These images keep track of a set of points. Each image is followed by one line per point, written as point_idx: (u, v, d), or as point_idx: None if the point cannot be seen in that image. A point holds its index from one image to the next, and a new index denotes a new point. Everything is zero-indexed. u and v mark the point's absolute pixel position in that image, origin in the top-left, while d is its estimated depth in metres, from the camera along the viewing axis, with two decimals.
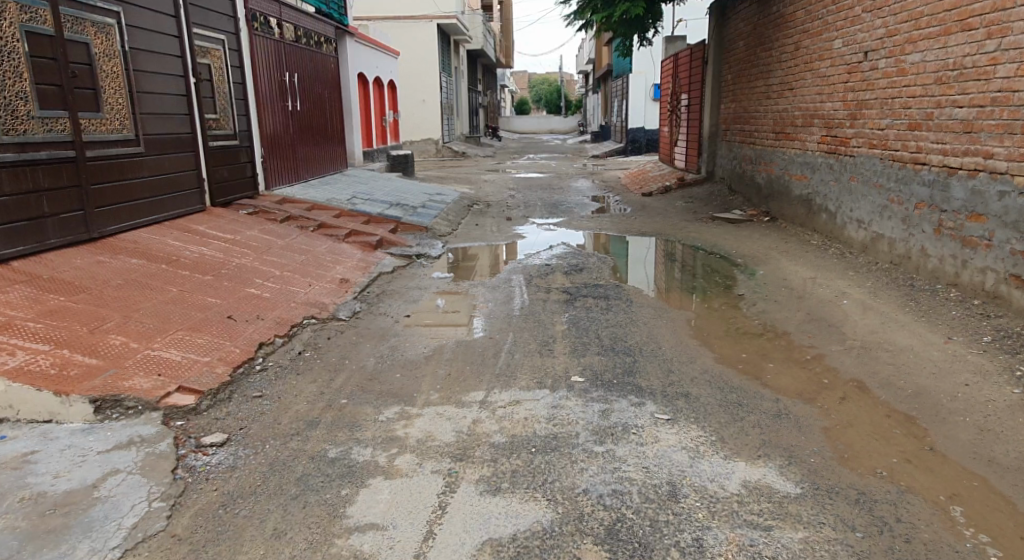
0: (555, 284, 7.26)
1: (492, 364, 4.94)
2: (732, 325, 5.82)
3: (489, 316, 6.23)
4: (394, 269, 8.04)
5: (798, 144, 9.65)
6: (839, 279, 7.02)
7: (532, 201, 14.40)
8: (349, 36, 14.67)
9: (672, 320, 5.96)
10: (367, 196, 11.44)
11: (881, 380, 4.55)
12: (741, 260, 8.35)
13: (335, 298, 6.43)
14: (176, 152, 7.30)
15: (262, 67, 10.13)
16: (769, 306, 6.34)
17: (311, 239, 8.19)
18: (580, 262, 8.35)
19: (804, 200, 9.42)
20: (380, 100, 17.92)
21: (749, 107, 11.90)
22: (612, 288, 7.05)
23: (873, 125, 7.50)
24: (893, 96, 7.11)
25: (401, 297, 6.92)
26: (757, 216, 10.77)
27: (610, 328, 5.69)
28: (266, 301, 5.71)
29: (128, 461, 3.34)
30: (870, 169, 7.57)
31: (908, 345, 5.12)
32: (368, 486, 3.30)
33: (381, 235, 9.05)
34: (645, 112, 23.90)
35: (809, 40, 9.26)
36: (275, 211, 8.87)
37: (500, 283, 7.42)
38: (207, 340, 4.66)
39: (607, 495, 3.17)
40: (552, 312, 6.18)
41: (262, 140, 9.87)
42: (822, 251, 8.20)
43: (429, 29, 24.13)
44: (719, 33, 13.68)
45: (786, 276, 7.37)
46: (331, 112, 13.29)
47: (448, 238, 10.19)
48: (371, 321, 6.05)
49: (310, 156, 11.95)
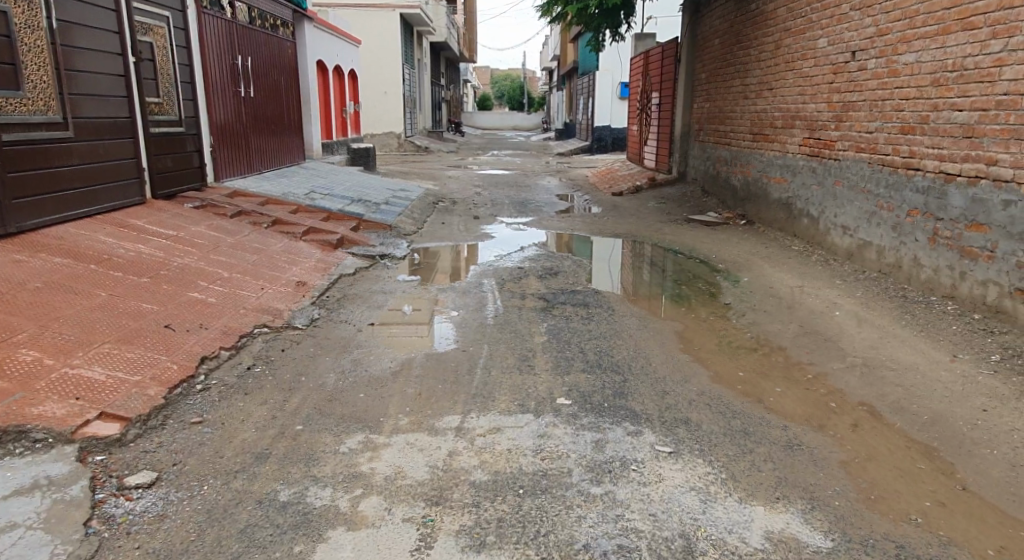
0: (530, 289, 6.81)
1: (467, 384, 4.46)
2: (723, 339, 5.43)
3: (460, 325, 5.73)
4: (356, 271, 7.49)
5: (777, 146, 9.33)
6: (827, 288, 6.69)
7: (498, 199, 13.92)
8: (306, 21, 13.96)
9: (657, 332, 5.54)
10: (326, 191, 10.82)
11: (891, 404, 4.16)
12: (721, 265, 8.00)
13: (290, 304, 5.87)
14: (110, 138, 6.68)
15: (212, 49, 9.43)
16: (758, 317, 5.97)
17: (264, 238, 7.58)
18: (553, 264, 7.91)
19: (783, 204, 9.12)
20: (340, 90, 17.24)
21: (724, 107, 11.58)
22: (591, 295, 6.61)
23: (860, 128, 7.18)
24: (883, 99, 6.78)
25: (363, 302, 6.38)
26: (733, 219, 10.46)
27: (593, 341, 5.24)
28: (209, 309, 5.19)
29: (29, 512, 2.77)
30: (857, 173, 7.25)
31: (912, 362, 4.77)
32: (328, 540, 2.79)
33: (341, 233, 8.47)
34: (611, 110, 23.62)
35: (791, 39, 8.93)
36: (226, 205, 8.24)
37: (470, 287, 6.92)
38: (138, 355, 4.12)
39: (612, 553, 2.76)
40: (528, 322, 5.72)
41: (209, 129, 9.17)
42: (804, 257, 7.88)
43: (392, 18, 23.40)
44: (693, 30, 13.34)
45: (771, 283, 7.02)
46: (288, 101, 12.59)
47: (413, 237, 9.64)
48: (330, 330, 5.51)
49: (263, 147, 11.26)
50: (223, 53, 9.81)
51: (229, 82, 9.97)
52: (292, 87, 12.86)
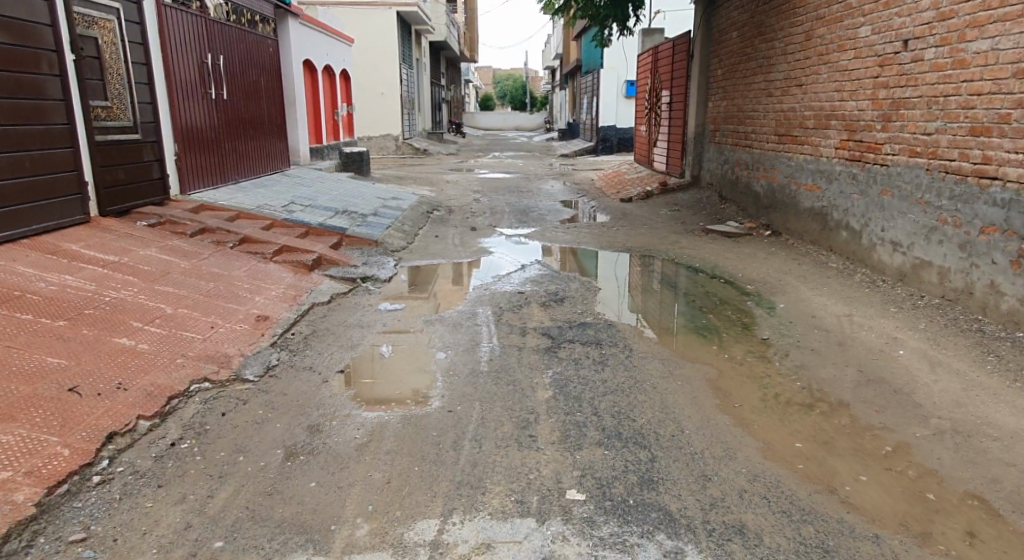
0: (530, 321, 5.84)
1: (451, 465, 3.49)
2: (767, 389, 4.45)
3: (448, 372, 4.76)
4: (332, 298, 6.52)
5: (809, 149, 8.32)
6: (881, 318, 5.69)
7: (498, 207, 12.93)
8: (290, 17, 12.97)
9: (686, 381, 4.57)
10: (308, 202, 9.84)
11: (1009, 498, 3.19)
12: (751, 286, 7.00)
13: (244, 346, 4.90)
14: (43, 147, 5.90)
15: (175, 46, 8.46)
16: (806, 358, 4.98)
17: (227, 261, 6.62)
18: (558, 288, 6.93)
19: (816, 215, 8.12)
20: (331, 92, 16.30)
21: (744, 105, 10.58)
22: (603, 329, 5.63)
23: (915, 128, 6.18)
24: (946, 94, 5.79)
25: (335, 341, 5.41)
26: (756, 229, 9.47)
27: (608, 398, 4.26)
28: (140, 360, 4.23)
29: None
30: (911, 181, 6.24)
31: (1017, 428, 3.80)
32: None
33: (319, 251, 7.50)
34: (616, 110, 22.65)
35: (825, 29, 7.93)
36: (187, 222, 7.27)
37: (462, 320, 5.93)
38: (17, 437, 3.19)
39: None
40: (529, 369, 4.75)
41: (172, 135, 8.21)
42: (846, 277, 6.88)
43: (389, 17, 22.46)
44: (708, 23, 12.35)
45: (814, 311, 6.02)
46: (269, 103, 11.60)
47: (401, 254, 8.65)
48: (288, 382, 4.53)
49: (239, 153, 10.27)
50: (189, 51, 8.83)
51: (197, 83, 8.99)
52: (274, 87, 11.87)
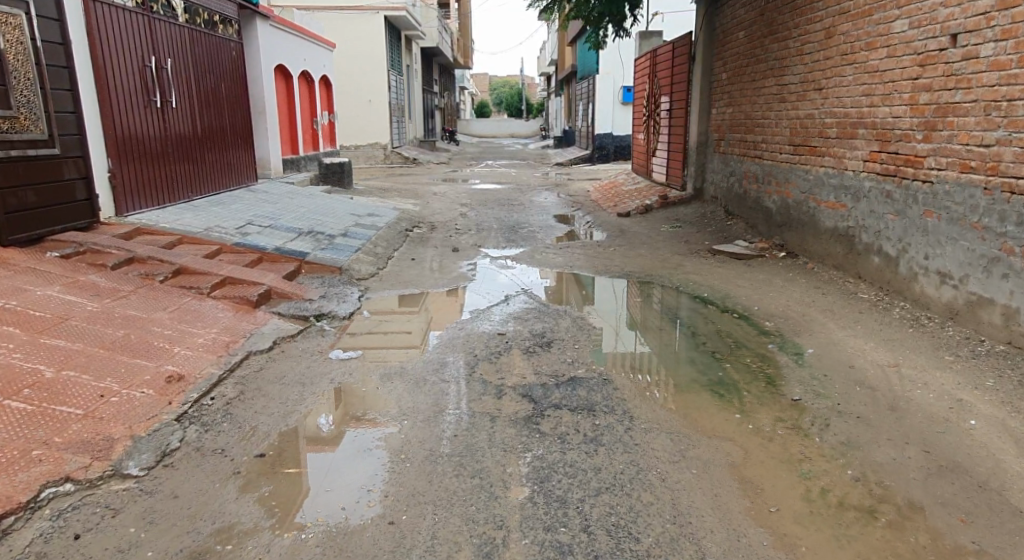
0: (509, 375, 4.80)
1: None
2: (810, 480, 3.42)
3: (398, 456, 3.68)
4: (276, 342, 5.46)
5: (831, 160, 7.30)
6: (936, 370, 4.70)
7: (485, 223, 11.87)
8: (257, 19, 11.89)
9: (705, 467, 3.54)
10: (268, 222, 8.79)
11: None
12: (771, 323, 5.95)
13: (138, 420, 3.80)
14: None
15: (111, 47, 7.43)
16: (851, 430, 3.94)
17: (152, 299, 5.56)
18: (546, 327, 5.87)
19: (839, 235, 7.11)
20: (308, 99, 15.26)
21: (753, 112, 9.55)
22: (598, 387, 4.59)
23: (967, 138, 5.22)
24: (1011, 98, 4.84)
25: (267, 404, 4.35)
26: (769, 250, 8.44)
27: (602, 500, 3.24)
28: None
29: None
30: (964, 201, 5.25)
31: None
32: None
33: (267, 282, 6.43)
34: (612, 116, 21.61)
35: (850, 23, 6.92)
36: (112, 250, 6.21)
37: (427, 374, 4.87)
38: None
39: None
40: (502, 452, 3.70)
41: (104, 151, 7.18)
42: (883, 312, 5.87)
43: (376, 21, 21.47)
44: (711, 23, 11.34)
45: (852, 360, 4.98)
46: (230, 112, 10.53)
47: (368, 282, 7.58)
48: (187, 474, 3.48)
49: (193, 167, 9.21)
50: (128, 54, 7.79)
51: (138, 89, 7.94)
52: (237, 95, 10.81)
